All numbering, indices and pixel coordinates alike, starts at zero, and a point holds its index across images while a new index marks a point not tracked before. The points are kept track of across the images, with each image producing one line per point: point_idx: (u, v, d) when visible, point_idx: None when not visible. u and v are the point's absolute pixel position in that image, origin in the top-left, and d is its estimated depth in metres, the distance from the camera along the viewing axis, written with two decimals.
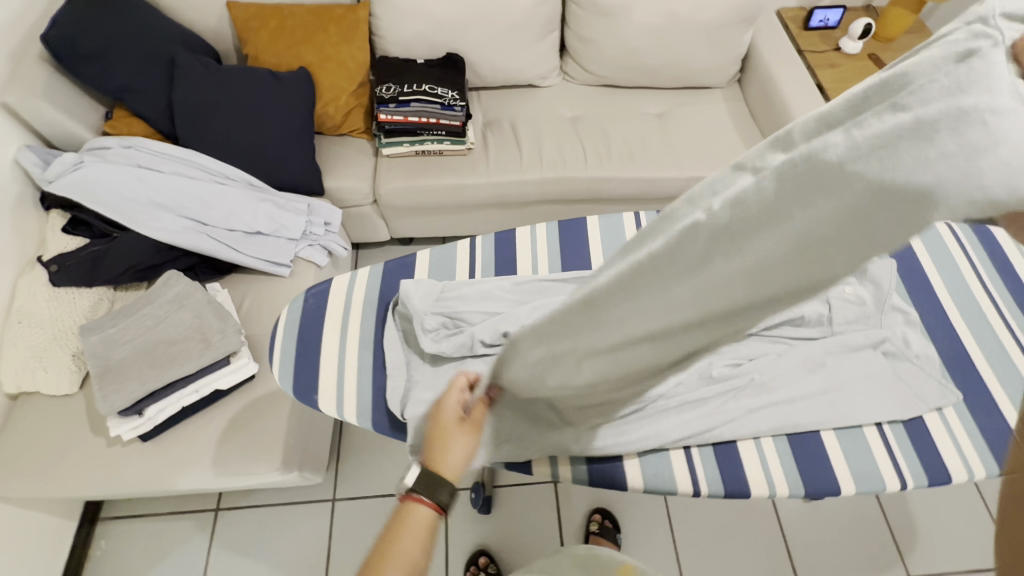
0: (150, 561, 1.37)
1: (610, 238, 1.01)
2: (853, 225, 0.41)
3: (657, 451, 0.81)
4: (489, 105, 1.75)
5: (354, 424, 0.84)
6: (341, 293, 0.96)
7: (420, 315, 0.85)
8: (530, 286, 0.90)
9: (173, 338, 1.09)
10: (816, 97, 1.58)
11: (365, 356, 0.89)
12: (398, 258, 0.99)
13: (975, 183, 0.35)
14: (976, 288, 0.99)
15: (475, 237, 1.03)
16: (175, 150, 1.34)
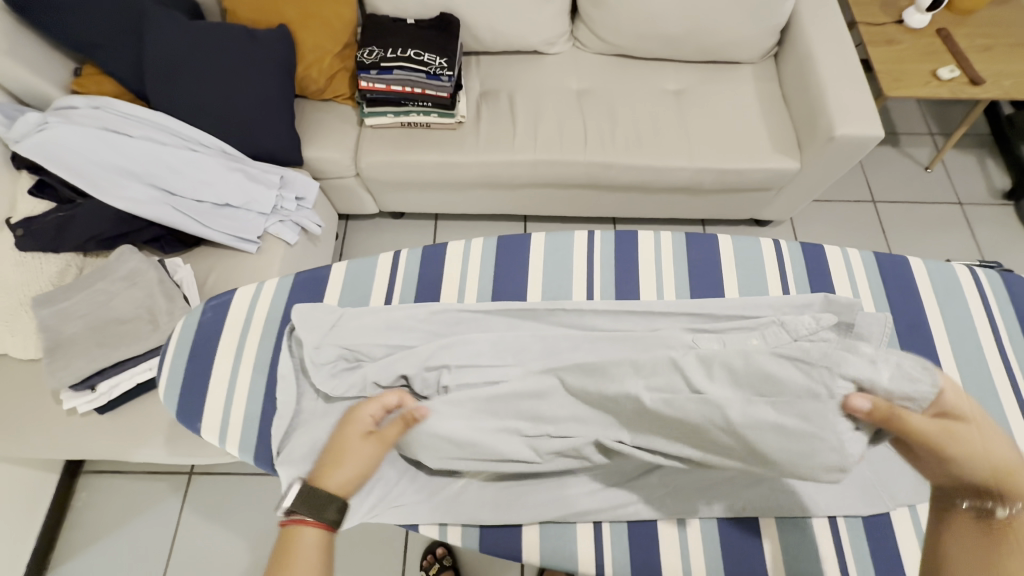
0: (128, 517, 1.43)
1: (555, 259, 0.91)
2: (777, 442, 0.61)
3: (561, 523, 0.74)
4: (487, 72, 1.59)
5: (236, 455, 0.79)
6: (242, 307, 0.88)
7: (314, 347, 0.76)
8: (447, 316, 0.81)
9: (123, 317, 1.07)
10: (860, 82, 1.36)
11: (257, 383, 0.82)
12: (309, 271, 0.90)
13: (831, 453, 0.61)
14: (991, 352, 0.82)
15: (400, 250, 0.94)
16: (143, 112, 1.28)
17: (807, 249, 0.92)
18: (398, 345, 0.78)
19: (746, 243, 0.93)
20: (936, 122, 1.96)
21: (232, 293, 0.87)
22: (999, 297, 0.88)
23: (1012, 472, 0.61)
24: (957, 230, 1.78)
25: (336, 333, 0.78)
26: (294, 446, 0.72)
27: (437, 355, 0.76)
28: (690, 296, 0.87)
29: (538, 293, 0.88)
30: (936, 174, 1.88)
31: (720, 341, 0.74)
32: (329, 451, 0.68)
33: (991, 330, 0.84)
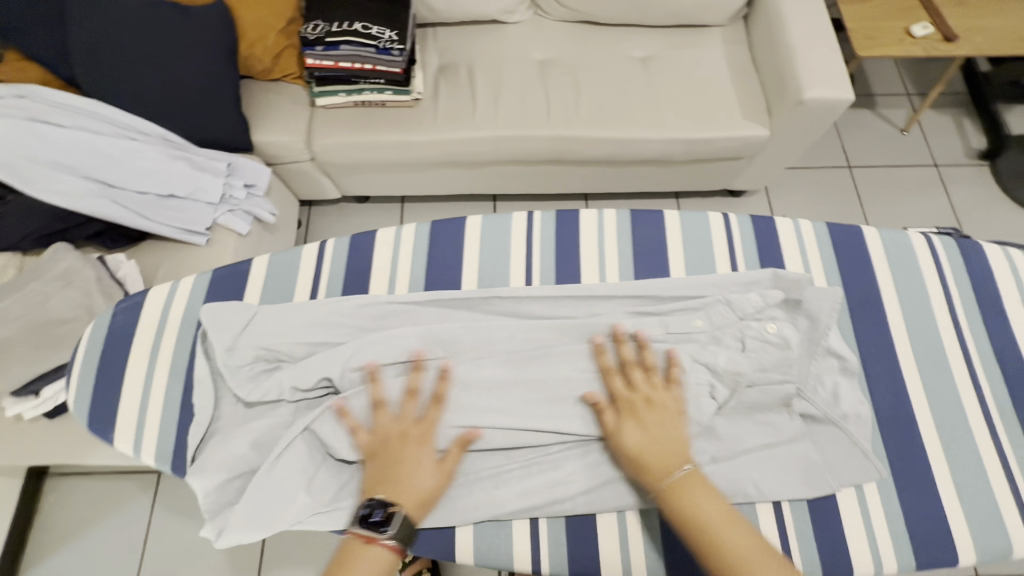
0: (97, 519, 1.40)
1: (491, 245, 0.87)
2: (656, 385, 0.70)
3: (497, 520, 0.70)
4: (444, 44, 1.52)
5: (153, 465, 0.76)
6: (154, 309, 0.83)
7: (226, 352, 0.72)
8: (377, 308, 0.77)
9: (62, 317, 1.02)
10: (831, 43, 1.30)
11: (173, 390, 0.78)
12: (228, 266, 0.86)
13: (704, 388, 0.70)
14: (943, 323, 0.80)
15: (327, 240, 0.89)
16: (72, 99, 1.20)
17: (757, 223, 0.88)
18: (318, 344, 0.74)
19: (692, 218, 0.89)
20: (913, 82, 1.91)
21: (146, 294, 0.83)
22: (954, 266, 0.85)
23: (640, 434, 0.65)
24: (934, 193, 1.76)
25: (251, 335, 0.74)
26: (210, 454, 0.68)
27: (355, 352, 0.72)
28: (634, 277, 0.84)
29: (486, 280, 0.85)
30: (912, 137, 1.84)
31: (662, 326, 0.75)
32: (387, 474, 0.63)
33: (944, 299, 0.82)
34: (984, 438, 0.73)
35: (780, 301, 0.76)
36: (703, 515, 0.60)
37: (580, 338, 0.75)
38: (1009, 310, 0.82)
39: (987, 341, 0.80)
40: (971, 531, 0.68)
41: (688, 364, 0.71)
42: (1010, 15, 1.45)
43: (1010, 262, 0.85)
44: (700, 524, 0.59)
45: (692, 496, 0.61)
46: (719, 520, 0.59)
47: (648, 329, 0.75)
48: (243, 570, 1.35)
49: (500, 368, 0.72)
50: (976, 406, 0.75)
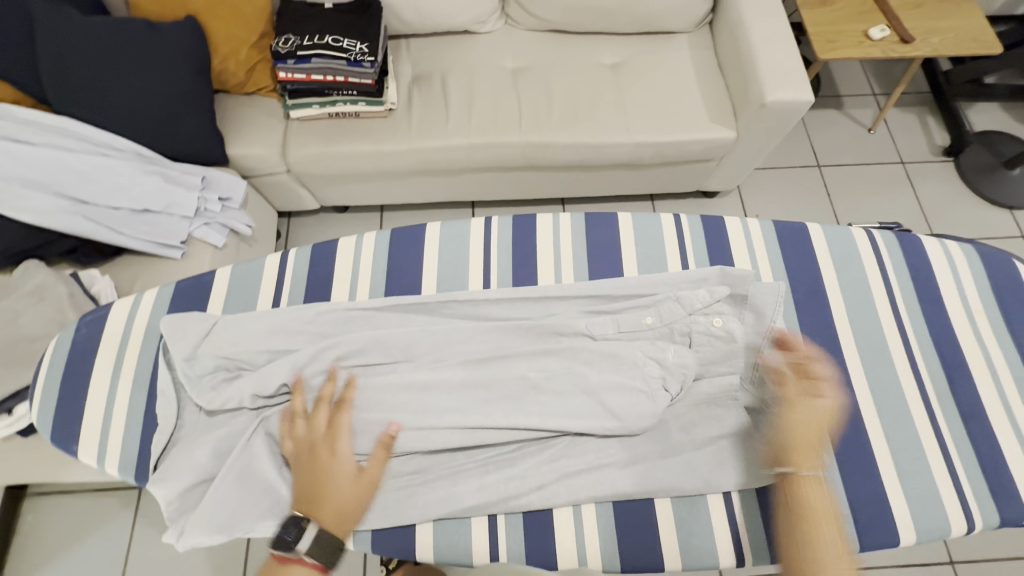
0: (77, 538, 1.39)
1: (450, 251, 0.89)
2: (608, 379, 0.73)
3: (457, 519, 0.71)
4: (416, 54, 1.54)
5: (118, 476, 0.77)
6: (119, 322, 0.84)
7: (186, 360, 0.73)
8: (337, 315, 0.78)
9: (32, 335, 1.02)
10: (791, 47, 1.34)
11: (136, 401, 0.79)
12: (191, 277, 0.87)
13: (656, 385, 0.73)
14: (886, 314, 0.84)
15: (289, 249, 0.90)
16: (46, 117, 1.21)
17: (708, 223, 0.91)
18: (277, 350, 0.75)
19: (647, 219, 0.92)
20: (877, 82, 1.97)
21: (108, 306, 0.84)
22: (896, 259, 0.88)
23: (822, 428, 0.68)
24: (900, 189, 1.80)
25: (210, 343, 0.75)
26: (170, 463, 0.68)
27: (313, 356, 0.74)
28: (589, 277, 0.86)
29: (449, 286, 0.86)
30: (878, 135, 1.89)
31: (614, 325, 0.78)
32: (309, 487, 0.65)
33: (885, 291, 0.86)
34: (926, 424, 0.76)
35: (727, 296, 0.79)
36: (817, 507, 0.64)
37: (536, 338, 0.77)
38: (949, 299, 0.85)
39: (927, 331, 0.83)
40: (912, 513, 0.71)
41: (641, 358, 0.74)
42: (962, 17, 1.51)
43: (948, 253, 0.89)
44: (811, 510, 0.63)
45: (813, 488, 0.65)
46: (826, 516, 0.63)
47: (600, 327, 0.77)
48: None
49: (460, 370, 0.74)
50: (918, 394, 0.78)
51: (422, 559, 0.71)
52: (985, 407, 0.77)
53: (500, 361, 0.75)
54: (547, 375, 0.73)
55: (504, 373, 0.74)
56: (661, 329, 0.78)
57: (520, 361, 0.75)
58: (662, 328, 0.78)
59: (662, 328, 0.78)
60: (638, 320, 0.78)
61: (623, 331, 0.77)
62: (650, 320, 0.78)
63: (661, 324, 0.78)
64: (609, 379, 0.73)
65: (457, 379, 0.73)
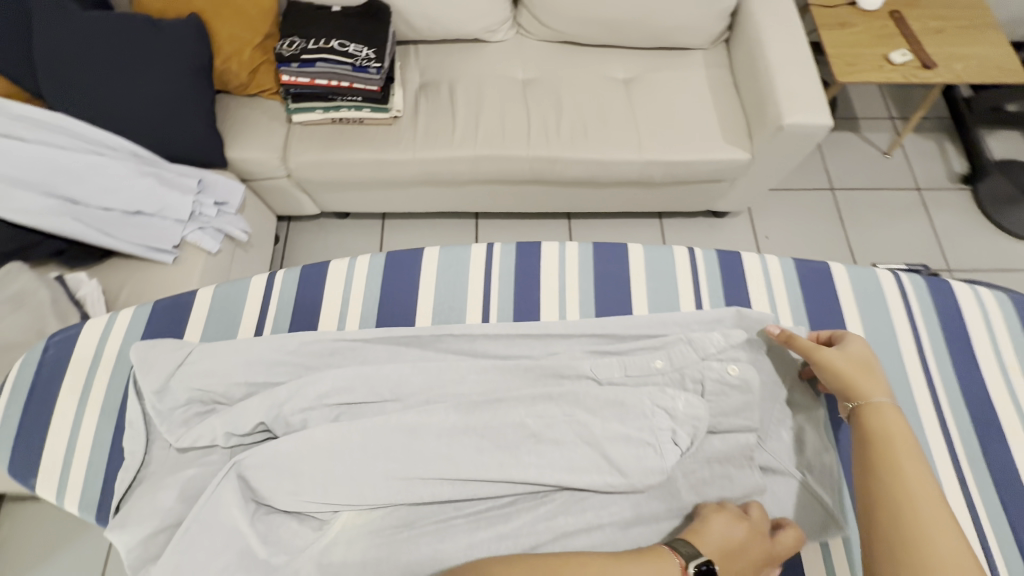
0: (53, 548, 1.34)
1: (449, 278, 0.86)
2: (613, 425, 0.68)
3: None
4: (425, 62, 1.50)
5: (78, 513, 0.73)
6: (89, 342, 0.82)
7: (160, 390, 0.69)
8: (323, 346, 0.74)
9: (12, 342, 0.99)
10: (810, 68, 1.30)
11: (103, 431, 0.76)
12: (170, 297, 0.84)
13: (664, 439, 0.68)
14: (912, 364, 0.80)
15: (276, 271, 0.87)
16: (40, 113, 1.17)
17: (723, 259, 0.89)
18: (260, 383, 0.71)
19: (654, 253, 0.88)
20: (894, 106, 1.93)
21: (79, 327, 0.82)
22: (925, 305, 0.85)
23: (865, 377, 0.68)
24: (915, 216, 1.76)
25: (182, 374, 0.70)
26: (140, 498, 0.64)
27: (296, 391, 0.69)
28: (595, 314, 0.83)
29: (441, 318, 0.83)
30: (895, 160, 1.85)
31: (621, 367, 0.74)
32: (731, 556, 0.57)
33: (912, 338, 0.82)
34: (952, 485, 0.72)
35: (743, 342, 0.76)
36: (892, 441, 0.61)
37: (534, 380, 0.73)
38: (981, 351, 0.81)
39: (956, 383, 0.79)
40: None
41: (648, 409, 0.69)
42: (986, 42, 1.47)
43: (980, 301, 0.85)
44: (881, 441, 0.61)
45: (879, 421, 0.63)
46: (903, 449, 0.60)
47: (606, 370, 0.73)
48: None
49: (453, 412, 0.69)
50: (945, 451, 0.74)
51: None
52: (1018, 469, 0.73)
53: (496, 406, 0.69)
54: (546, 423, 0.68)
55: (502, 418, 0.69)
56: (669, 376, 0.73)
57: (519, 406, 0.70)
58: (671, 375, 0.73)
59: (669, 374, 0.73)
60: (646, 364, 0.74)
61: (628, 376, 0.73)
62: (657, 365, 0.74)
63: (668, 370, 0.74)
64: (614, 429, 0.68)
65: (449, 423, 0.68)
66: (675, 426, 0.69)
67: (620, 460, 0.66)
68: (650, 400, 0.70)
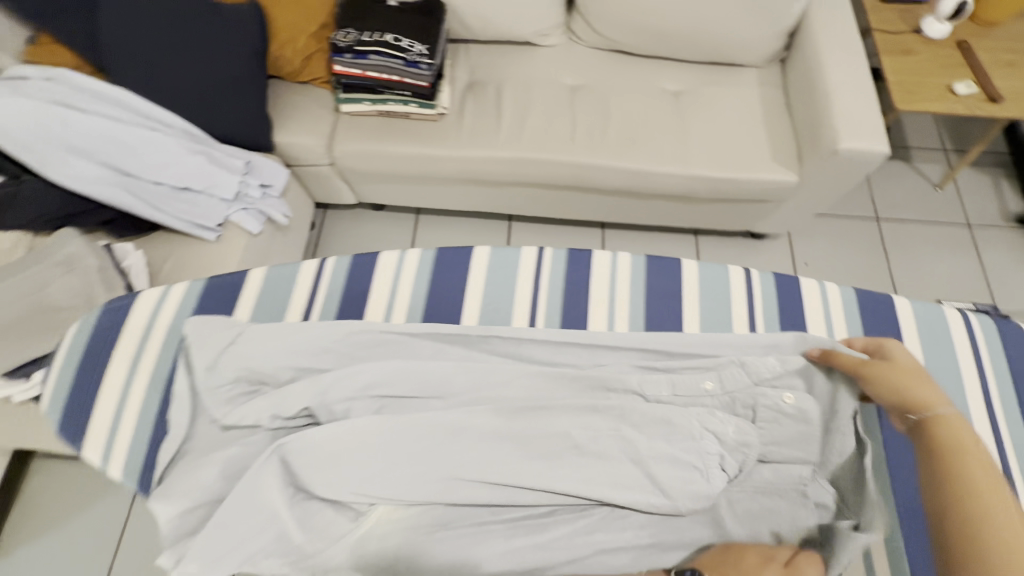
0: (75, 509, 1.36)
1: (498, 277, 0.86)
2: (659, 442, 0.67)
3: None
4: (476, 62, 1.50)
5: (120, 480, 0.75)
6: (143, 313, 0.83)
7: (210, 367, 0.70)
8: (368, 338, 0.75)
9: (58, 305, 1.01)
10: (869, 92, 1.27)
11: (151, 401, 0.78)
12: (225, 276, 0.86)
13: (710, 463, 0.67)
14: (977, 412, 0.77)
15: (326, 258, 0.88)
16: (100, 85, 1.20)
17: (779, 283, 0.87)
18: (310, 367, 0.72)
19: (709, 270, 0.87)
20: (951, 138, 1.86)
21: (136, 298, 0.83)
22: (994, 350, 0.82)
23: (917, 382, 0.66)
24: (965, 253, 1.69)
25: (233, 352, 0.71)
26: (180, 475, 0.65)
27: (347, 379, 0.69)
28: (645, 328, 0.83)
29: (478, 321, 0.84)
30: (947, 194, 1.78)
31: (670, 386, 0.73)
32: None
33: (979, 384, 0.79)
34: None
35: (801, 371, 0.74)
36: (958, 444, 0.60)
37: (581, 391, 0.73)
38: None
39: None
40: None
41: (698, 431, 0.68)
42: None
43: None
44: (949, 449, 0.60)
45: (949, 434, 0.61)
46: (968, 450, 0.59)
47: (654, 388, 0.73)
48: None
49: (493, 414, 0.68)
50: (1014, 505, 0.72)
51: None
52: None
53: (538, 414, 0.68)
54: (591, 436, 0.67)
55: (542, 429, 0.67)
56: (719, 399, 0.73)
57: (563, 415, 0.69)
58: (722, 398, 0.73)
59: (719, 397, 0.73)
60: (697, 384, 0.73)
61: (678, 396, 0.73)
62: (708, 387, 0.73)
63: (719, 393, 0.73)
64: (659, 449, 0.67)
65: (492, 428, 0.67)
66: (724, 451, 0.68)
67: (665, 480, 0.65)
68: (699, 421, 0.69)
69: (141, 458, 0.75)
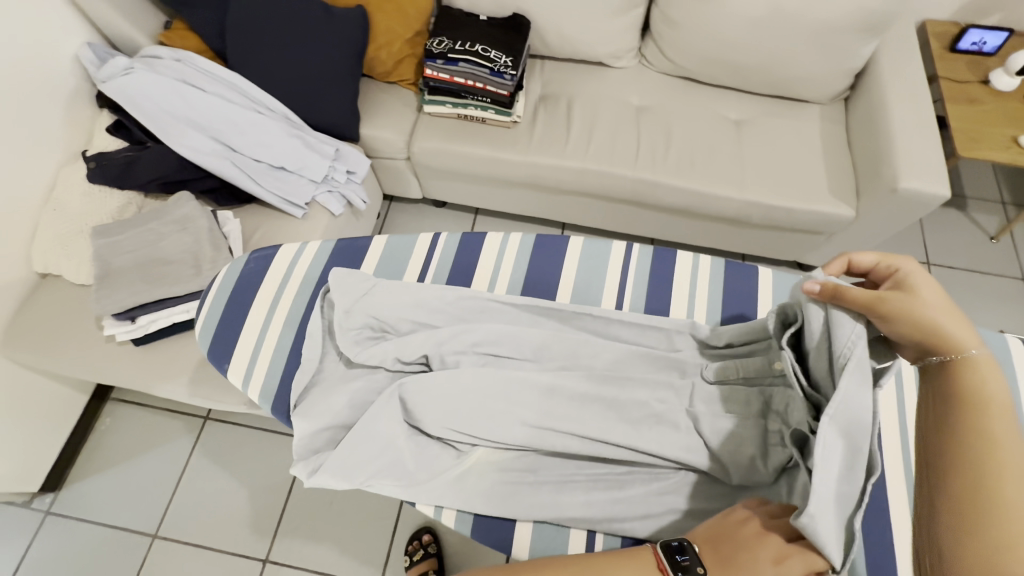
0: (141, 451, 1.47)
1: (587, 267, 0.96)
2: (723, 420, 0.75)
3: (557, 524, 0.75)
4: (549, 77, 1.60)
5: (256, 401, 0.85)
6: (283, 263, 0.95)
7: (344, 312, 0.83)
8: (475, 303, 0.86)
9: (170, 258, 1.14)
10: (933, 136, 1.30)
11: (287, 336, 0.89)
12: (350, 239, 0.98)
13: (770, 442, 0.72)
14: None
15: (439, 233, 1.00)
16: (221, 70, 1.34)
17: None
18: (423, 323, 0.84)
19: (784, 278, 0.95)
20: (1010, 191, 1.86)
21: (279, 248, 0.96)
22: None
23: (944, 319, 0.62)
24: (1017, 306, 1.69)
25: (365, 302, 0.85)
26: (313, 403, 0.78)
27: (459, 337, 0.82)
28: (720, 322, 0.91)
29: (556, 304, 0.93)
30: (1002, 246, 1.78)
31: (738, 369, 0.79)
32: (716, 543, 0.61)
33: None
34: None
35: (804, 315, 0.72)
36: (984, 401, 0.57)
37: (659, 368, 0.83)
38: None
39: None
40: None
41: (764, 413, 0.74)
42: None
43: None
44: (973, 407, 0.57)
45: (980, 379, 0.58)
46: (996, 412, 0.56)
47: (725, 371, 0.80)
48: (261, 531, 1.38)
49: (581, 383, 0.79)
50: None
51: (514, 557, 0.75)
52: None
53: (622, 385, 0.79)
54: (670, 408, 0.77)
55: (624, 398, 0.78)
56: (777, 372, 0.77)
57: (644, 387, 0.79)
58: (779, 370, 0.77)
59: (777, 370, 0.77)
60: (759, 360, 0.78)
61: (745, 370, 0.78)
62: (764, 362, 0.78)
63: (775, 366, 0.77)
64: (725, 430, 0.74)
65: (580, 391, 0.78)
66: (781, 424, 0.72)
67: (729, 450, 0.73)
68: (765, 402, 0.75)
69: (275, 386, 0.85)
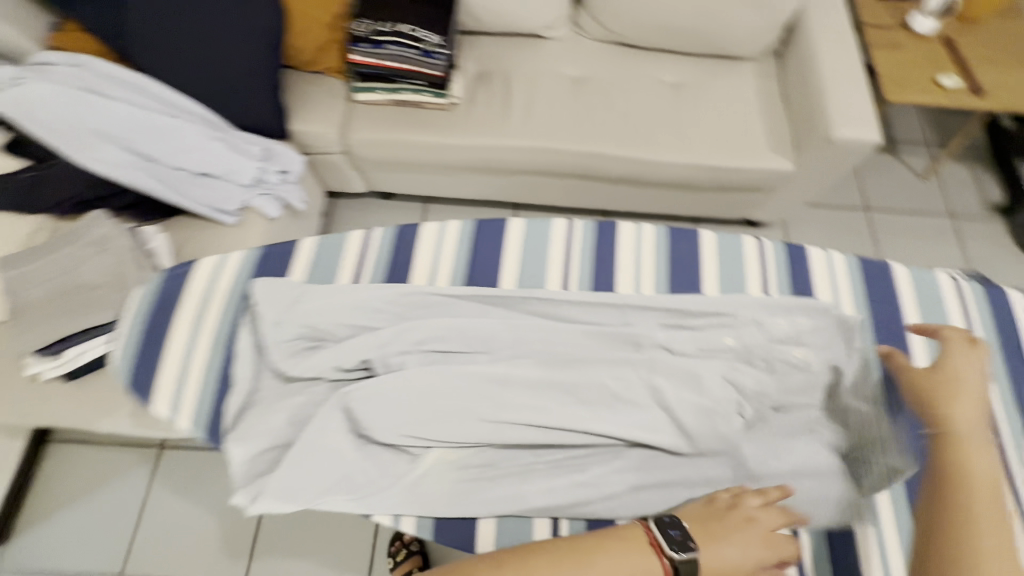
0: (93, 491, 1.39)
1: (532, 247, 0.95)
2: (679, 390, 0.77)
3: (521, 516, 0.75)
4: (482, 53, 1.55)
5: (184, 430, 0.81)
6: (202, 279, 0.90)
7: (270, 328, 0.80)
8: (416, 299, 0.84)
9: (92, 283, 1.05)
10: (860, 84, 1.34)
11: (213, 358, 0.85)
12: (280, 245, 0.93)
13: (730, 409, 0.77)
14: None
15: (371, 230, 0.96)
16: (126, 74, 1.23)
17: (790, 252, 0.96)
18: (362, 327, 0.81)
19: (725, 241, 0.97)
20: (934, 132, 1.95)
21: (194, 263, 0.90)
22: (980, 309, 0.94)
23: (954, 404, 0.69)
24: (948, 241, 1.78)
25: (297, 311, 0.81)
26: (252, 426, 0.76)
27: (400, 335, 0.79)
28: (669, 290, 0.92)
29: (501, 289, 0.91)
30: (931, 185, 1.87)
31: (693, 342, 0.82)
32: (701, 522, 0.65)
33: None
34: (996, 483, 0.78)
35: (821, 325, 0.85)
36: (970, 477, 0.62)
37: (612, 344, 0.82)
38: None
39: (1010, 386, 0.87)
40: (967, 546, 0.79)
41: (721, 381, 0.78)
42: None
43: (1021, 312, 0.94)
44: (959, 479, 0.62)
45: (965, 457, 0.64)
46: (981, 489, 0.60)
47: (679, 342, 0.82)
48: (234, 553, 1.33)
49: (534, 367, 0.78)
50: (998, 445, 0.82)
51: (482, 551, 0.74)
52: None
53: (577, 365, 0.79)
54: (625, 384, 0.78)
55: (575, 379, 0.78)
56: (739, 349, 0.83)
57: (602, 367, 0.79)
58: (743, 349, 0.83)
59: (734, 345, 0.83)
60: (722, 338, 0.83)
61: (702, 346, 0.82)
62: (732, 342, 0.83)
63: (735, 342, 0.83)
64: (684, 398, 0.76)
65: (534, 376, 0.77)
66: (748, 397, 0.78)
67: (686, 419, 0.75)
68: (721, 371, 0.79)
69: (206, 411, 0.81)
